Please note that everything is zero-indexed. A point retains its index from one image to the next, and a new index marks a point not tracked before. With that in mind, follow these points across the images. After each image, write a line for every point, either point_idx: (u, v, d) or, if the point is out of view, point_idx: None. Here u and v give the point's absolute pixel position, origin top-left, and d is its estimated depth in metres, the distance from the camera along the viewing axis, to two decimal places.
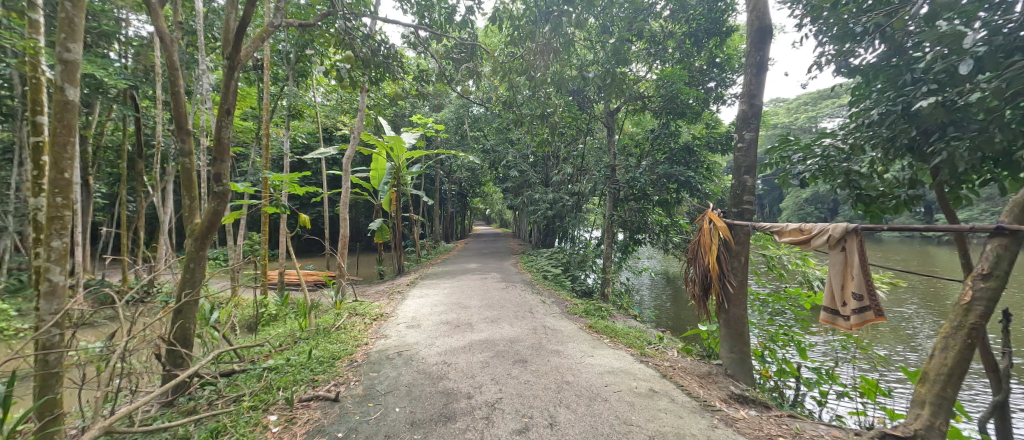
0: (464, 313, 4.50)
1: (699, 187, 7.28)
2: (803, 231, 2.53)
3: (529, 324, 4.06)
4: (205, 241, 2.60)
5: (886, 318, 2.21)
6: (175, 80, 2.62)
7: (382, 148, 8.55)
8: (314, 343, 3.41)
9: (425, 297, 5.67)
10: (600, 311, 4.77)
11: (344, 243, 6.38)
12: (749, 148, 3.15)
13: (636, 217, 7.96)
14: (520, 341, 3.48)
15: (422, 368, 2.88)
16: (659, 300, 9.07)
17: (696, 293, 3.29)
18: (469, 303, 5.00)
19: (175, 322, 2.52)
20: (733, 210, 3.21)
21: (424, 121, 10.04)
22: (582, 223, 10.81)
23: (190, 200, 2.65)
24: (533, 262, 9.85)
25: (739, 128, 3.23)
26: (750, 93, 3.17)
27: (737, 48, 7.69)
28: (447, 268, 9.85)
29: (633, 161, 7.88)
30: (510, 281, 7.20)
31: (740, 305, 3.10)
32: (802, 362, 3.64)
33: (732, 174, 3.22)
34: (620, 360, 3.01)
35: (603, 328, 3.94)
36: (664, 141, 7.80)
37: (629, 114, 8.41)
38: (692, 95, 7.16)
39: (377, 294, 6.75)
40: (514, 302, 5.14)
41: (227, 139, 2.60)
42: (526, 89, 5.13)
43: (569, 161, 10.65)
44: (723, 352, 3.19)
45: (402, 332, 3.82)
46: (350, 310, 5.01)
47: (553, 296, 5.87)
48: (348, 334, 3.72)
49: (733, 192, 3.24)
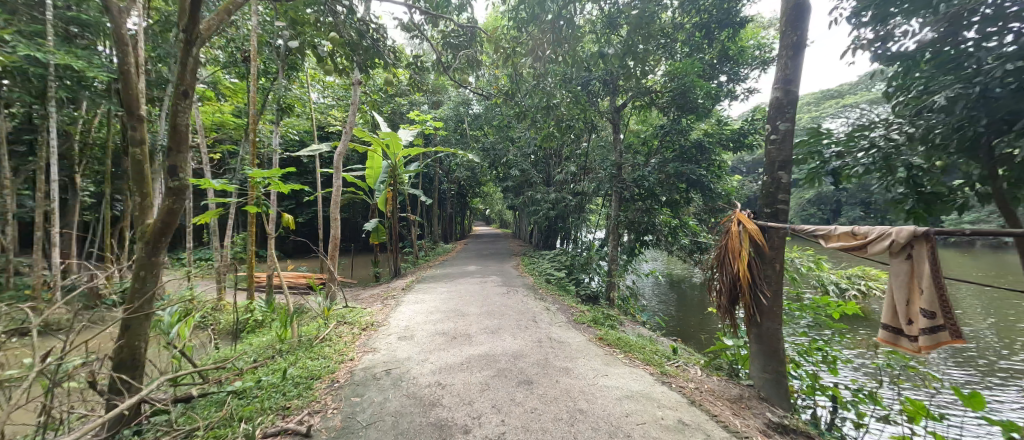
0: (462, 322, 4.14)
1: (710, 186, 7.01)
2: (855, 235, 2.17)
3: (532, 336, 3.69)
4: (159, 246, 2.24)
5: (965, 340, 1.84)
6: (125, 57, 2.23)
7: (378, 145, 8.19)
8: (293, 359, 3.05)
9: (420, 302, 5.31)
10: (610, 320, 4.40)
11: (334, 245, 6.00)
12: (783, 140, 2.77)
13: (644, 218, 7.58)
14: (523, 356, 3.11)
15: (412, 391, 2.50)
16: (666, 305, 8.70)
17: (723, 304, 2.92)
18: (467, 311, 4.63)
19: (120, 340, 2.16)
20: (765, 211, 2.84)
21: (422, 118, 9.68)
22: (585, 225, 10.47)
23: (141, 197, 2.27)
24: (534, 265, 9.45)
25: (771, 117, 2.87)
26: (785, 79, 2.80)
27: (750, 41, 7.32)
28: (445, 270, 9.47)
29: (641, 159, 7.52)
30: (512, 285, 6.83)
31: (774, 318, 2.74)
32: (837, 381, 3.27)
33: (765, 171, 2.85)
34: (639, 382, 2.65)
35: (615, 341, 3.56)
36: (673, 138, 7.35)
37: (636, 111, 8.08)
38: (704, 89, 6.80)
39: (370, 299, 6.36)
40: (516, 309, 4.77)
41: (185, 127, 2.24)
42: (531, 81, 4.79)
43: (571, 160, 10.33)
44: (753, 371, 2.82)
45: (392, 345, 3.44)
46: (338, 318, 4.63)
47: (557, 303, 5.50)
48: (335, 348, 3.35)
49: (763, 190, 2.88)
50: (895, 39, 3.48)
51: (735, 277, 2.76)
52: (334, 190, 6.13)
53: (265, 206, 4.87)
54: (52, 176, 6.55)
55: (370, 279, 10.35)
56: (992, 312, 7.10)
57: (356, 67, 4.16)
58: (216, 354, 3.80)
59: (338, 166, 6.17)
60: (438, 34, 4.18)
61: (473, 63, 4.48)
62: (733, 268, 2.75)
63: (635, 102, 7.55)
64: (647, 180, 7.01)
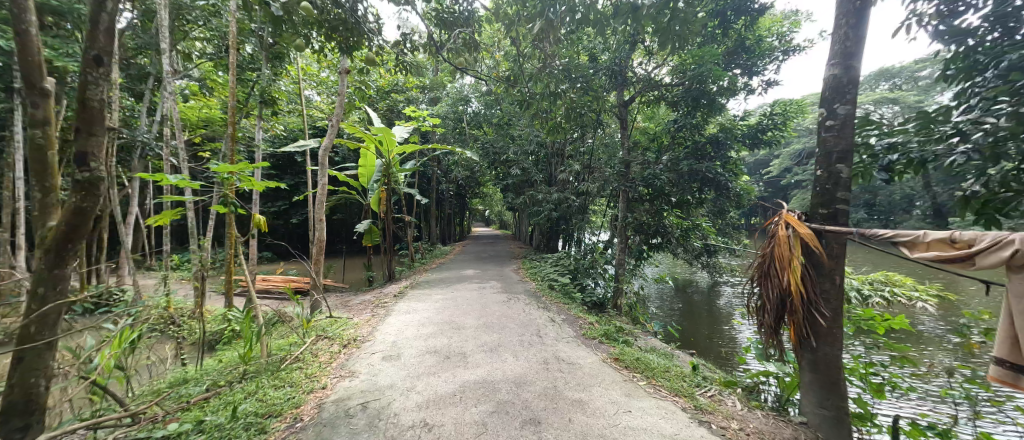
0: (457, 337, 3.67)
1: (727, 184, 6.51)
2: (955, 244, 1.70)
3: (538, 355, 3.21)
4: (63, 255, 1.75)
5: None
6: (21, 11, 1.72)
7: (370, 141, 7.70)
8: (253, 388, 2.56)
9: (411, 312, 4.80)
10: (623, 334, 3.93)
11: (319, 247, 5.49)
12: (842, 127, 2.30)
13: (654, 219, 7.10)
14: (527, 383, 2.64)
15: (390, 435, 2.03)
16: (677, 313, 8.14)
17: (768, 325, 2.45)
18: (464, 323, 4.16)
19: (8, 378, 1.68)
20: (821, 212, 2.35)
21: (418, 114, 9.23)
22: (589, 226, 10.02)
23: (43, 193, 1.77)
24: (537, 268, 8.99)
25: (826, 100, 2.40)
26: (845, 52, 2.33)
27: (769, 29, 6.81)
28: (441, 274, 8.94)
29: (652, 156, 7.04)
30: (513, 292, 6.36)
31: (834, 344, 2.26)
32: (898, 413, 2.78)
33: (820, 164, 2.38)
34: (671, 421, 2.19)
35: (633, 361, 3.09)
36: (687, 134, 6.86)
37: (644, 105, 7.61)
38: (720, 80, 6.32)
39: (359, 307, 5.88)
40: (517, 322, 4.27)
41: (98, 102, 1.74)
42: (536, 66, 4.30)
43: (576, 158, 9.89)
44: (804, 404, 2.36)
45: (375, 367, 2.96)
46: (319, 330, 4.14)
47: (563, 313, 4.99)
48: (308, 372, 2.86)
49: (815, 185, 2.41)
50: (960, 14, 3.02)
51: (784, 292, 2.29)
52: (319, 188, 5.63)
53: (235, 205, 4.01)
54: (17, 173, 6.04)
55: (362, 284, 9.81)
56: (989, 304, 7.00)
57: (339, 47, 3.68)
58: (174, 378, 3.29)
59: (325, 162, 5.66)
60: (431, 10, 3.71)
61: (471, 45, 4.01)
62: (782, 280, 2.28)
63: (643, 96, 7.16)
64: (659, 179, 6.51)
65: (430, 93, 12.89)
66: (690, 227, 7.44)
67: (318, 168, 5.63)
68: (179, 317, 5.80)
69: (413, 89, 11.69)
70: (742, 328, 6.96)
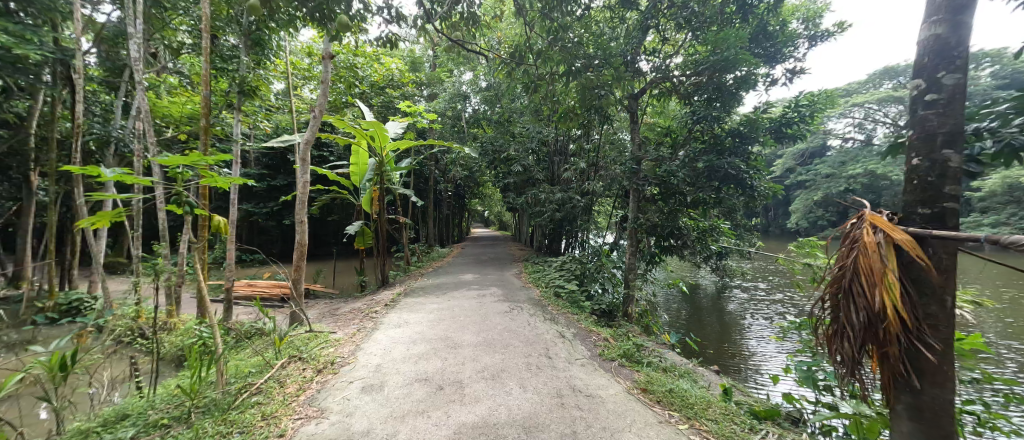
0: (453, 359, 3.15)
1: (751, 184, 5.96)
2: None
3: (550, 384, 2.69)
4: None
5: None
6: None
7: (361, 136, 7.16)
8: (190, 436, 2.03)
9: (403, 326, 4.28)
10: (645, 354, 3.41)
11: (301, 253, 4.93)
12: (952, 100, 1.76)
13: (667, 221, 6.60)
14: (538, 428, 2.12)
15: None
16: (687, 321, 7.62)
17: (850, 357, 1.93)
18: (462, 340, 3.63)
19: None
20: (921, 212, 1.81)
21: (413, 108, 8.74)
22: (594, 227, 9.52)
23: None
24: (540, 273, 8.48)
25: (925, 67, 1.86)
26: (955, 3, 1.78)
27: (792, 13, 6.27)
28: (438, 279, 8.42)
29: (666, 151, 6.51)
30: (515, 300, 5.86)
31: (943, 386, 1.75)
32: None
33: (921, 150, 1.84)
34: None
35: (666, 394, 2.57)
36: (705, 127, 6.28)
37: (655, 97, 7.09)
38: (741, 66, 5.77)
39: (347, 317, 5.35)
40: (521, 338, 3.72)
41: None
42: (544, 43, 3.82)
43: (580, 156, 9.38)
44: None
45: (351, 403, 2.44)
46: (295, 349, 3.61)
47: (572, 326, 4.47)
48: (266, 411, 2.33)
49: (910, 176, 1.88)
50: None
51: (875, 319, 1.78)
52: (300, 186, 5.06)
53: (189, 203, 3.18)
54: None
55: (354, 289, 9.28)
56: (1003, 318, 6.72)
57: (312, 18, 3.12)
58: (115, 411, 2.77)
59: (307, 157, 5.11)
60: None
61: (468, 18, 3.47)
62: (871, 303, 1.76)
63: (654, 86, 6.64)
64: (676, 176, 5.98)
65: (428, 89, 12.36)
66: (708, 230, 6.85)
67: (299, 164, 5.07)
68: (147, 329, 5.27)
69: (409, 83, 11.15)
70: (763, 337, 6.45)
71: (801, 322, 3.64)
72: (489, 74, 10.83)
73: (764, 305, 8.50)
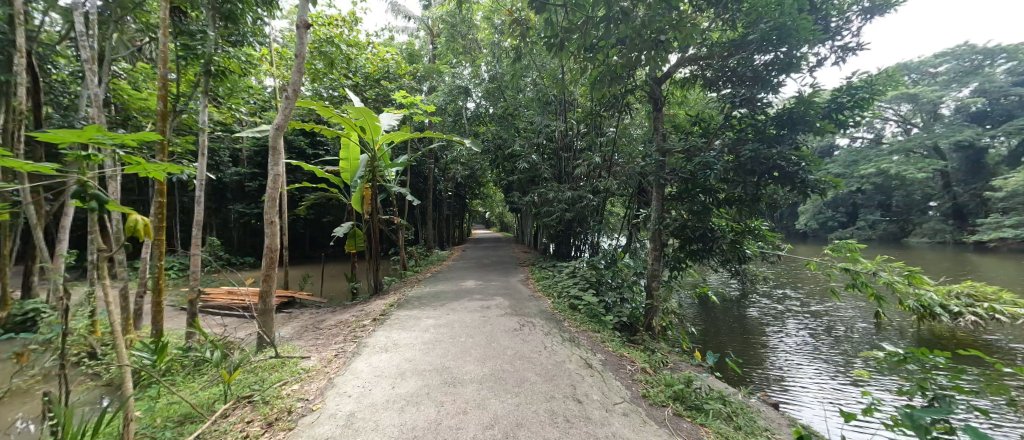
0: (451, 405, 2.37)
1: (804, 178, 5.10)
2: None
3: None
4: None
5: None
6: None
7: (350, 126, 6.35)
8: None
9: (392, 350, 3.51)
10: (702, 397, 2.63)
11: (271, 261, 4.13)
12: None
13: (698, 221, 5.78)
14: None
15: None
16: (711, 332, 6.87)
17: None
18: (465, 373, 2.87)
19: None
20: None
21: (410, 99, 7.98)
22: (605, 229, 8.73)
23: None
24: (550, 279, 7.71)
25: None
26: None
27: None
28: (437, 286, 7.63)
29: (697, 141, 5.70)
30: (524, 313, 5.09)
31: None
32: None
33: None
34: None
35: None
36: (740, 115, 5.49)
37: (680, 83, 6.29)
38: (786, 44, 4.97)
39: (329, 335, 4.57)
40: (538, 370, 2.93)
41: None
42: None
43: (592, 151, 8.60)
44: None
45: None
46: (252, 383, 2.85)
47: (599, 350, 3.66)
48: None
49: None
50: None
51: None
52: (271, 181, 4.27)
53: (97, 198, 1.94)
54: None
55: (345, 297, 8.51)
56: None
57: None
58: None
59: (281, 146, 4.32)
60: None
61: None
62: None
63: (680, 68, 5.87)
64: (712, 170, 5.18)
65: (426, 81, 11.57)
66: (744, 232, 5.91)
67: (270, 153, 4.27)
68: (98, 348, 4.52)
69: (406, 74, 10.38)
70: (802, 356, 5.68)
71: (902, 353, 2.73)
72: (492, 64, 10.09)
73: (799, 317, 7.65)
